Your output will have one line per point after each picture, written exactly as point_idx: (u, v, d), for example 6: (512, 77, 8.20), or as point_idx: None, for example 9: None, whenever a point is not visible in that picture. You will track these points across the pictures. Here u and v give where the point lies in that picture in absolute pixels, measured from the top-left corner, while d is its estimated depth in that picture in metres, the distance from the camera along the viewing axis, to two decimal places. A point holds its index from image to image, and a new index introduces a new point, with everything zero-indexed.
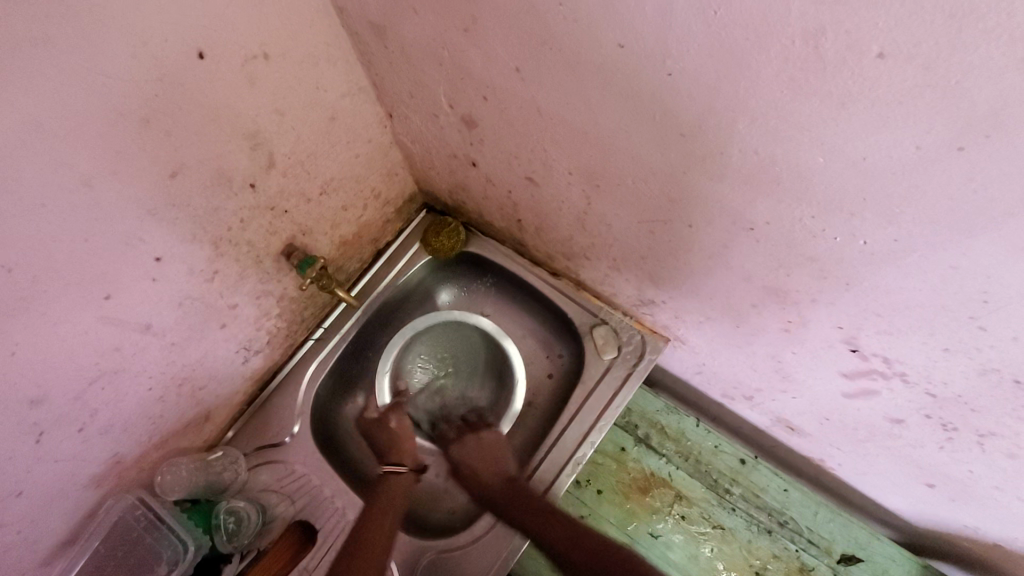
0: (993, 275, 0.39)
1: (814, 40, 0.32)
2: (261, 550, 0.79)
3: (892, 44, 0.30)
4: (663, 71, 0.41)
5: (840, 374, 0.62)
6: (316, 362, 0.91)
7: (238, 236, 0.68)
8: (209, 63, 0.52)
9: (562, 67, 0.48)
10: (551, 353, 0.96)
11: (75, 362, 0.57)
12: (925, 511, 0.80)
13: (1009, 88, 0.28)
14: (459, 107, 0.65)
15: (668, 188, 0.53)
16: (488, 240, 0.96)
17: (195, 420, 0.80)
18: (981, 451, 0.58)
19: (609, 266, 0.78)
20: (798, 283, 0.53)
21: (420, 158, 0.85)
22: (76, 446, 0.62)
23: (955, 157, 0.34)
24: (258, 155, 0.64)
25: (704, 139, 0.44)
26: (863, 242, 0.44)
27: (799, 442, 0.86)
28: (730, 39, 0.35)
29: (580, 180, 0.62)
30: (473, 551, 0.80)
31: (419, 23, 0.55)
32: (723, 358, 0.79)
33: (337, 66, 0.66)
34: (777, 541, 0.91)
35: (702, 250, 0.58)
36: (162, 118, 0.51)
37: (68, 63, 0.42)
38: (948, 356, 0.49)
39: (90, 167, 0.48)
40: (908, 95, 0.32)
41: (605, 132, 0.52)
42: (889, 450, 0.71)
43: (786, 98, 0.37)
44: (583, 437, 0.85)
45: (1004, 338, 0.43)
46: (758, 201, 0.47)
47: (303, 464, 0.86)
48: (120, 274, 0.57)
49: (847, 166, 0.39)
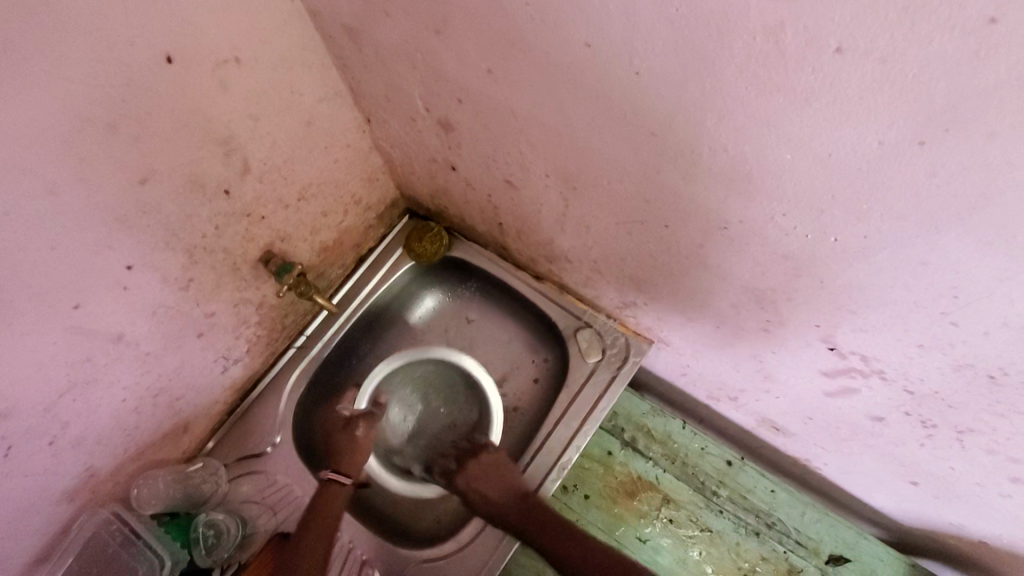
0: (962, 270, 0.39)
1: (775, 36, 0.32)
2: (241, 563, 0.78)
3: (849, 39, 0.30)
4: (630, 70, 0.41)
5: (820, 373, 0.62)
6: (297, 370, 0.90)
7: (213, 243, 0.67)
8: (177, 67, 0.52)
9: (532, 68, 0.47)
10: (536, 357, 0.96)
11: (44, 372, 0.55)
12: (910, 509, 0.79)
13: (964, 82, 0.29)
14: (436, 111, 0.64)
15: (644, 188, 0.53)
16: (471, 244, 0.95)
17: (173, 431, 0.79)
18: (961, 447, 0.58)
19: (590, 269, 0.77)
20: (774, 282, 0.53)
21: (400, 163, 0.84)
22: (47, 459, 0.61)
23: (916, 151, 0.34)
24: (232, 160, 0.63)
25: (674, 138, 0.44)
26: (834, 239, 0.44)
27: (784, 442, 0.86)
28: (693, 37, 0.35)
29: (557, 182, 0.61)
30: (457, 559, 0.79)
31: (391, 26, 0.55)
32: (706, 360, 0.79)
33: (313, 71, 0.66)
34: (765, 543, 0.90)
35: (680, 251, 0.58)
36: (130, 124, 0.51)
37: (32, 68, 0.41)
38: (923, 353, 0.49)
39: (56, 175, 0.47)
40: (868, 90, 0.32)
41: (578, 134, 0.51)
42: (871, 448, 0.71)
43: (752, 95, 0.37)
44: (568, 442, 0.84)
45: (977, 333, 0.43)
46: (731, 199, 0.47)
47: (285, 474, 0.85)
48: (89, 283, 0.55)
49: (816, 164, 0.39)
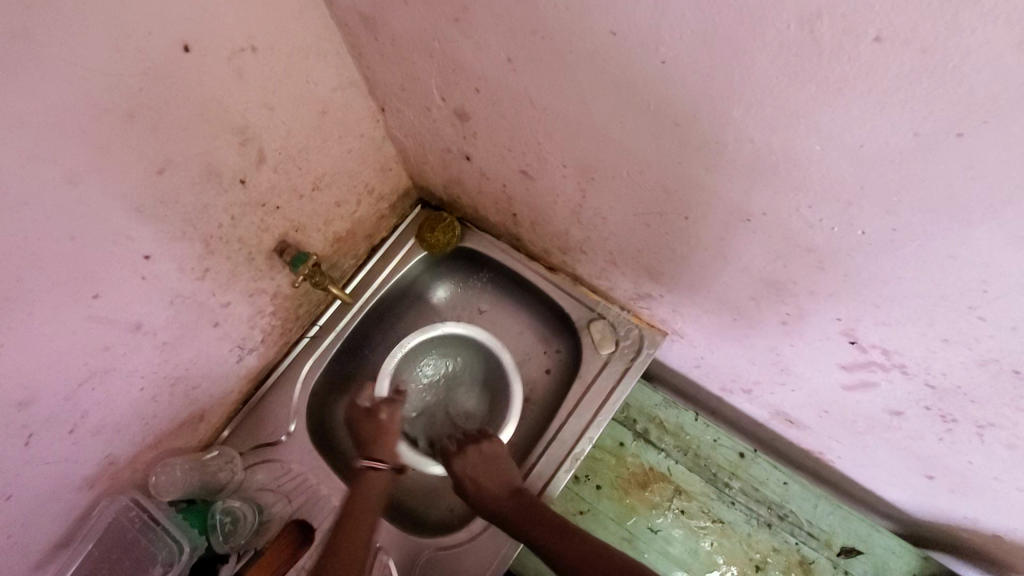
0: (993, 264, 0.38)
1: (809, 25, 0.32)
2: (258, 550, 0.79)
3: (888, 28, 0.29)
4: (656, 59, 0.40)
5: (839, 366, 0.62)
6: (311, 360, 0.90)
7: (228, 234, 0.67)
8: (194, 56, 0.51)
9: (553, 56, 0.47)
10: (549, 348, 0.96)
11: (65, 361, 0.56)
12: (925, 502, 0.79)
13: (1007, 72, 0.28)
14: (452, 100, 0.64)
15: (664, 180, 0.52)
16: (484, 235, 0.95)
17: (189, 420, 0.79)
18: (980, 442, 0.58)
19: (605, 260, 0.77)
20: (795, 275, 0.53)
21: (414, 153, 0.84)
22: (68, 446, 0.62)
23: (953, 143, 0.33)
24: (248, 150, 0.63)
25: (698, 129, 0.44)
26: (861, 231, 0.43)
27: (798, 435, 0.86)
28: (723, 24, 0.35)
29: (574, 173, 0.61)
30: (473, 547, 0.80)
31: (409, 14, 0.54)
32: (721, 352, 0.79)
33: (328, 60, 0.65)
34: (777, 535, 0.90)
35: (699, 243, 0.58)
36: (148, 113, 0.50)
37: (50, 57, 0.41)
38: (947, 347, 0.49)
39: (76, 165, 0.47)
40: (906, 80, 0.31)
41: (598, 124, 0.51)
42: (888, 442, 0.70)
43: (783, 85, 0.36)
44: (581, 432, 0.84)
45: (1004, 328, 0.43)
46: (754, 191, 0.46)
47: (300, 462, 0.86)
48: (108, 273, 0.56)
49: (846, 155, 0.38)
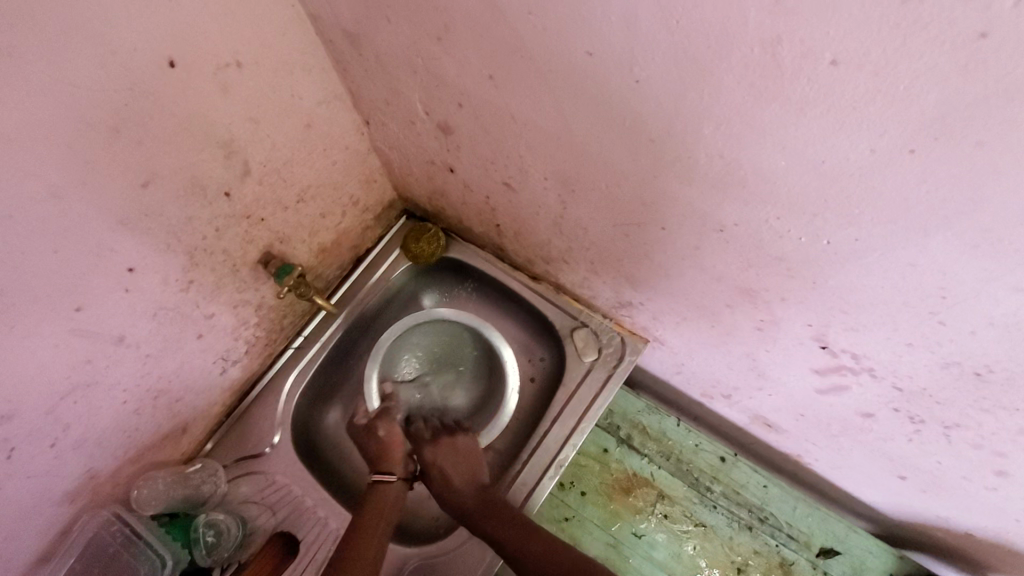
0: (949, 272, 0.41)
1: (771, 48, 0.34)
2: (242, 562, 0.78)
3: (843, 52, 0.31)
4: (630, 78, 0.42)
5: (813, 371, 0.64)
6: (296, 371, 0.90)
7: (213, 246, 0.68)
8: (180, 71, 0.52)
9: (533, 75, 0.48)
10: (533, 356, 0.97)
11: (47, 374, 0.56)
12: (898, 503, 0.81)
13: (954, 93, 0.30)
14: (435, 115, 0.65)
15: (641, 192, 0.54)
16: (469, 245, 0.96)
17: (172, 433, 0.79)
18: (947, 442, 0.60)
19: (587, 270, 0.78)
20: (766, 284, 0.55)
21: (398, 165, 0.85)
22: (49, 461, 0.61)
23: (906, 159, 0.35)
24: (232, 163, 0.63)
25: (671, 144, 0.46)
26: (826, 242, 0.45)
27: (776, 439, 0.88)
28: (691, 47, 0.37)
29: (555, 185, 0.62)
30: (459, 554, 0.80)
31: (393, 31, 0.55)
32: (700, 358, 0.81)
33: (312, 74, 0.66)
34: (758, 537, 0.92)
35: (676, 252, 0.59)
36: (133, 128, 0.51)
37: (37, 73, 0.42)
38: (911, 352, 0.51)
39: (59, 179, 0.47)
40: (863, 99, 0.33)
41: (577, 138, 0.52)
42: (861, 444, 0.73)
43: (749, 104, 0.38)
44: (566, 439, 0.85)
45: (964, 333, 0.45)
46: (727, 203, 0.48)
47: (284, 474, 0.85)
48: (92, 286, 0.56)
49: (809, 169, 0.40)
